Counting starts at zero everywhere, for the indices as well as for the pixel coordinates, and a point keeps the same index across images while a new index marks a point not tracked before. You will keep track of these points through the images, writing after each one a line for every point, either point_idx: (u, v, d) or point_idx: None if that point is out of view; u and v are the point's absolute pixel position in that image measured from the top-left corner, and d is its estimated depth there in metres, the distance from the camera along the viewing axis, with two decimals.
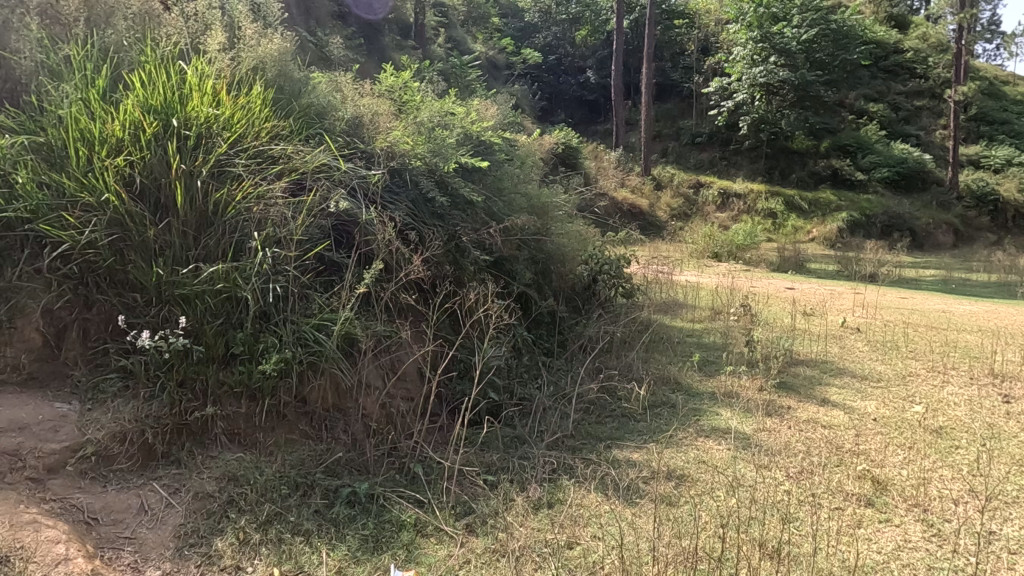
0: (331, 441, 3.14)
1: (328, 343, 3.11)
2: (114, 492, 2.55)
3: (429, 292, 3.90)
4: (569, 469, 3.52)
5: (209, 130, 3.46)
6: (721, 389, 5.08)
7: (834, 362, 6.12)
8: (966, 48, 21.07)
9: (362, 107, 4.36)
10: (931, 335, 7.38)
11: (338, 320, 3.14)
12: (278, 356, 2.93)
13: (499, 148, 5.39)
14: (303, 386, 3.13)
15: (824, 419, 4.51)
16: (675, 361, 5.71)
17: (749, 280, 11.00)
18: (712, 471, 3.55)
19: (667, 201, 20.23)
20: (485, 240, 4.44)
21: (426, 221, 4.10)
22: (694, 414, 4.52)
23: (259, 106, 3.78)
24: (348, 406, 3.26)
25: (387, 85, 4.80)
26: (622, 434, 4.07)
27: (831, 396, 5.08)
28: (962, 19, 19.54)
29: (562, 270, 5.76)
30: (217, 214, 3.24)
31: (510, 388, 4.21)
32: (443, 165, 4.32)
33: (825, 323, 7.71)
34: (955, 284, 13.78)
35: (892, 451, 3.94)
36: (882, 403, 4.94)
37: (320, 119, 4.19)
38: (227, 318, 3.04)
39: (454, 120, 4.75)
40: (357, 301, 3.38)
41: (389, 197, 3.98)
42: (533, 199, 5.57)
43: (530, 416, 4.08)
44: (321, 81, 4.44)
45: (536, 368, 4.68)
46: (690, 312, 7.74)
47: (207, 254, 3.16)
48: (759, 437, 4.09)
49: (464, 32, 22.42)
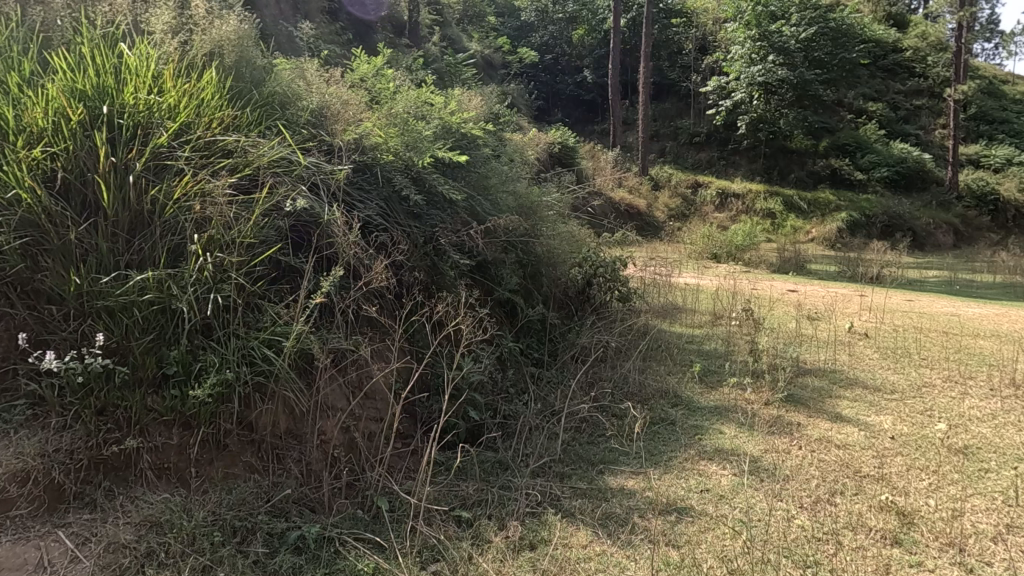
0: (281, 473, 2.75)
1: (278, 362, 2.74)
2: (9, 545, 2.17)
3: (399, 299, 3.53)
4: (555, 500, 3.14)
5: (148, 119, 3.08)
6: (724, 404, 4.70)
7: (845, 371, 5.73)
8: (966, 46, 20.74)
9: (329, 96, 3.97)
10: (942, 341, 7.00)
11: (289, 336, 2.76)
12: (215, 379, 2.55)
13: (483, 141, 4.99)
14: (249, 409, 2.75)
15: (837, 438, 4.12)
16: (675, 372, 5.33)
17: (750, 282, 10.63)
18: (717, 503, 3.17)
19: (665, 201, 19.87)
20: (466, 242, 4.08)
21: (398, 221, 3.73)
22: (695, 433, 4.14)
23: (209, 94, 3.40)
24: (304, 432, 2.88)
25: (359, 74, 4.40)
26: (617, 458, 3.69)
27: (844, 411, 4.69)
28: (963, 17, 19.19)
29: (554, 273, 5.37)
30: (155, 214, 2.85)
31: (493, 406, 3.83)
32: (417, 160, 3.94)
33: (832, 328, 7.32)
34: (960, 285, 13.42)
35: (914, 476, 3.55)
36: (899, 419, 4.56)
37: (282, 110, 3.81)
38: (161, 332, 2.64)
39: (431, 111, 4.36)
40: (315, 313, 3.00)
41: (357, 194, 3.62)
42: (521, 197, 5.18)
43: (514, 438, 3.70)
44: (284, 69, 4.06)
45: (523, 383, 4.31)
46: (689, 318, 7.35)
47: (141, 259, 2.77)
48: (768, 460, 3.70)
49: (459, 31, 22.05)
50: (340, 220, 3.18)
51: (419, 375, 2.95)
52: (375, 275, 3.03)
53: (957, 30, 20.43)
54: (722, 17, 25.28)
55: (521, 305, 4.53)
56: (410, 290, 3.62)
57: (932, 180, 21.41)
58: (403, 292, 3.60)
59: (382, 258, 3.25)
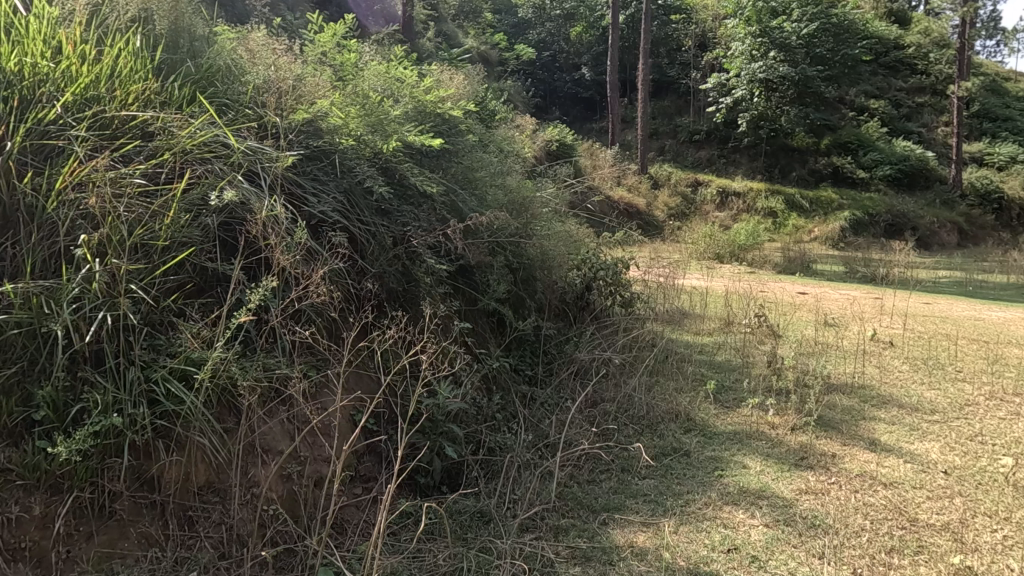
0: (193, 543, 2.15)
1: (186, 400, 2.13)
2: None
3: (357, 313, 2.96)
4: (547, 567, 2.52)
5: (36, 90, 2.48)
6: (743, 428, 4.11)
7: (873, 387, 5.11)
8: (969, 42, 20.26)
9: (278, 69, 3.36)
10: (974, 351, 6.36)
11: (202, 365, 2.16)
12: (96, 425, 1.94)
13: (466, 123, 4.36)
14: (149, 461, 2.15)
15: (881, 472, 3.51)
16: (685, 390, 4.70)
17: (761, 284, 10.00)
18: (750, 568, 2.56)
19: (665, 200, 19.23)
20: (442, 243, 3.49)
21: (361, 219, 3.17)
22: (714, 467, 3.54)
23: (126, 65, 2.79)
24: (227, 485, 2.28)
25: (318, 44, 3.76)
26: (623, 503, 3.07)
27: (882, 438, 4.06)
28: (967, 13, 18.67)
29: (550, 278, 4.77)
30: (35, 209, 2.24)
31: (475, 438, 3.26)
32: (379, 143, 3.31)
33: (853, 335, 6.70)
34: (972, 285, 12.81)
35: (982, 525, 2.95)
36: (947, 447, 3.94)
37: (224, 84, 3.20)
38: (30, 362, 2.03)
39: (402, 87, 3.72)
40: (243, 335, 2.41)
41: (314, 185, 3.05)
42: (511, 191, 4.56)
43: (499, 478, 3.12)
44: (228, 40, 3.43)
45: (511, 407, 3.73)
46: (698, 324, 6.72)
47: (16, 267, 2.17)
48: (804, 506, 3.09)
49: (454, 26, 21.40)
50: (254, 222, 2.57)
51: (377, 414, 2.37)
52: (319, 288, 2.44)
53: (960, 27, 19.91)
54: (721, 13, 24.63)
55: (510, 315, 3.94)
56: (372, 300, 3.06)
57: (935, 178, 20.86)
58: (363, 303, 3.03)
59: (330, 265, 2.68)
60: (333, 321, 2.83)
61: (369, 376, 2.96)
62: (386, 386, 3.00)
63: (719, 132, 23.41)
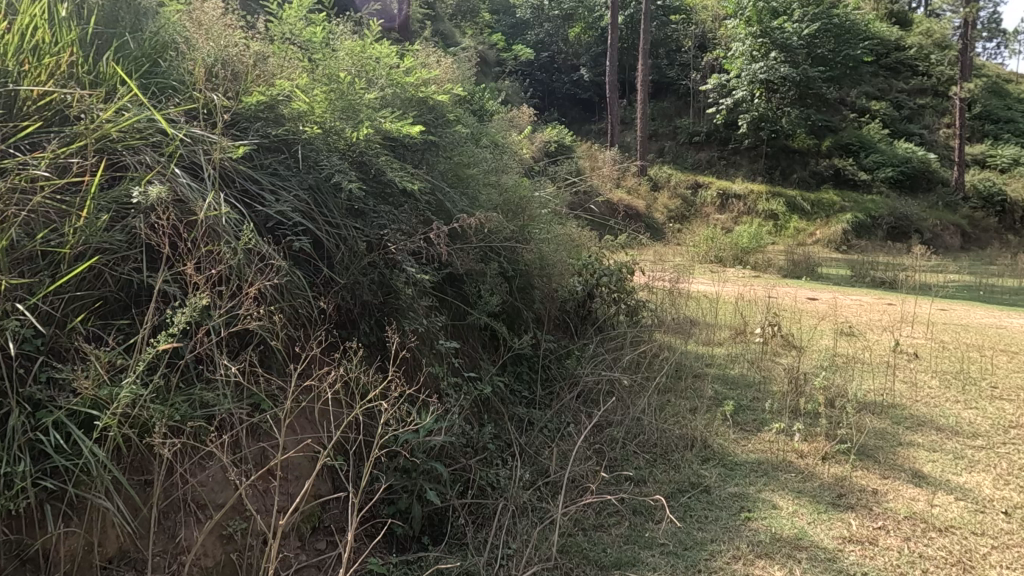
0: None
1: (80, 452, 1.66)
2: None
3: (316, 333, 2.51)
4: None
5: None
6: (769, 458, 3.65)
7: (904, 406, 4.63)
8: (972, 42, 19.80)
9: (232, 46, 2.88)
10: (1004, 363, 5.88)
11: (106, 409, 1.69)
12: None
13: (454, 110, 3.87)
14: (36, 531, 1.67)
15: (931, 513, 3.04)
16: (699, 410, 4.24)
17: (768, 288, 9.53)
18: None
19: (665, 202, 18.80)
20: (425, 249, 3.04)
21: (329, 220, 2.73)
22: (743, 509, 3.07)
23: (40, 33, 2.30)
24: (141, 555, 1.80)
25: (286, 18, 3.28)
26: (639, 556, 2.61)
27: (925, 468, 3.59)
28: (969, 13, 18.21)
29: (551, 287, 4.30)
30: None
31: (463, 477, 2.82)
32: (350, 131, 2.81)
33: (873, 346, 6.21)
34: (983, 289, 12.34)
35: None
36: (998, 480, 3.48)
37: (170, 60, 2.73)
38: None
39: (380, 67, 3.23)
40: (165, 368, 1.95)
41: (272, 180, 2.63)
42: (506, 192, 4.09)
43: (490, 528, 2.69)
44: (176, 13, 2.95)
45: (505, 435, 3.29)
46: (708, 334, 6.24)
47: None
48: (851, 561, 2.63)
49: (451, 26, 20.98)
50: (166, 213, 2.13)
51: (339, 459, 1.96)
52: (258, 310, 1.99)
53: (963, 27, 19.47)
54: (721, 14, 24.08)
55: (504, 332, 3.50)
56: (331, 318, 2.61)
57: (937, 181, 20.47)
58: (323, 323, 2.58)
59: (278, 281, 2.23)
60: (287, 345, 2.40)
61: (335, 406, 2.55)
62: (352, 421, 2.56)
63: (719, 133, 22.94)
